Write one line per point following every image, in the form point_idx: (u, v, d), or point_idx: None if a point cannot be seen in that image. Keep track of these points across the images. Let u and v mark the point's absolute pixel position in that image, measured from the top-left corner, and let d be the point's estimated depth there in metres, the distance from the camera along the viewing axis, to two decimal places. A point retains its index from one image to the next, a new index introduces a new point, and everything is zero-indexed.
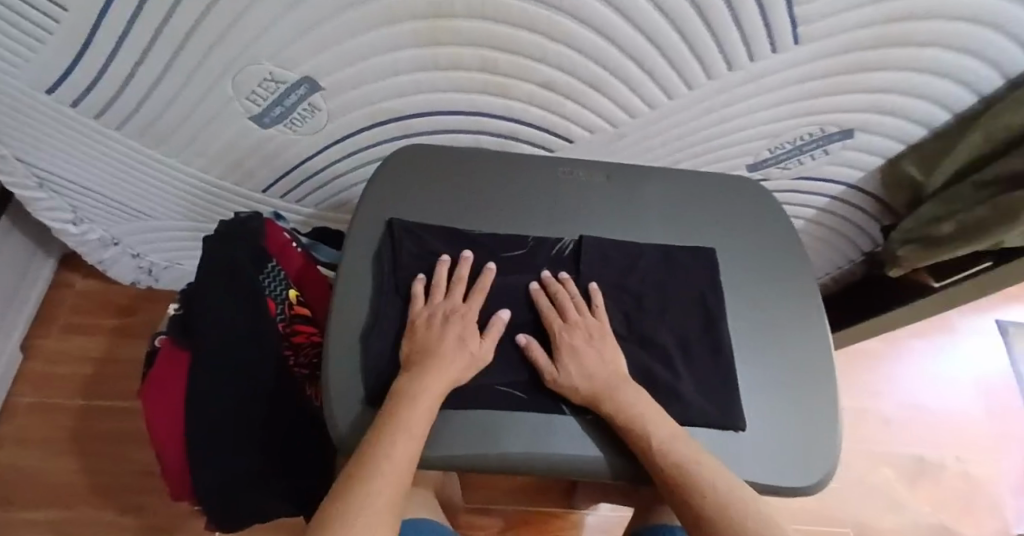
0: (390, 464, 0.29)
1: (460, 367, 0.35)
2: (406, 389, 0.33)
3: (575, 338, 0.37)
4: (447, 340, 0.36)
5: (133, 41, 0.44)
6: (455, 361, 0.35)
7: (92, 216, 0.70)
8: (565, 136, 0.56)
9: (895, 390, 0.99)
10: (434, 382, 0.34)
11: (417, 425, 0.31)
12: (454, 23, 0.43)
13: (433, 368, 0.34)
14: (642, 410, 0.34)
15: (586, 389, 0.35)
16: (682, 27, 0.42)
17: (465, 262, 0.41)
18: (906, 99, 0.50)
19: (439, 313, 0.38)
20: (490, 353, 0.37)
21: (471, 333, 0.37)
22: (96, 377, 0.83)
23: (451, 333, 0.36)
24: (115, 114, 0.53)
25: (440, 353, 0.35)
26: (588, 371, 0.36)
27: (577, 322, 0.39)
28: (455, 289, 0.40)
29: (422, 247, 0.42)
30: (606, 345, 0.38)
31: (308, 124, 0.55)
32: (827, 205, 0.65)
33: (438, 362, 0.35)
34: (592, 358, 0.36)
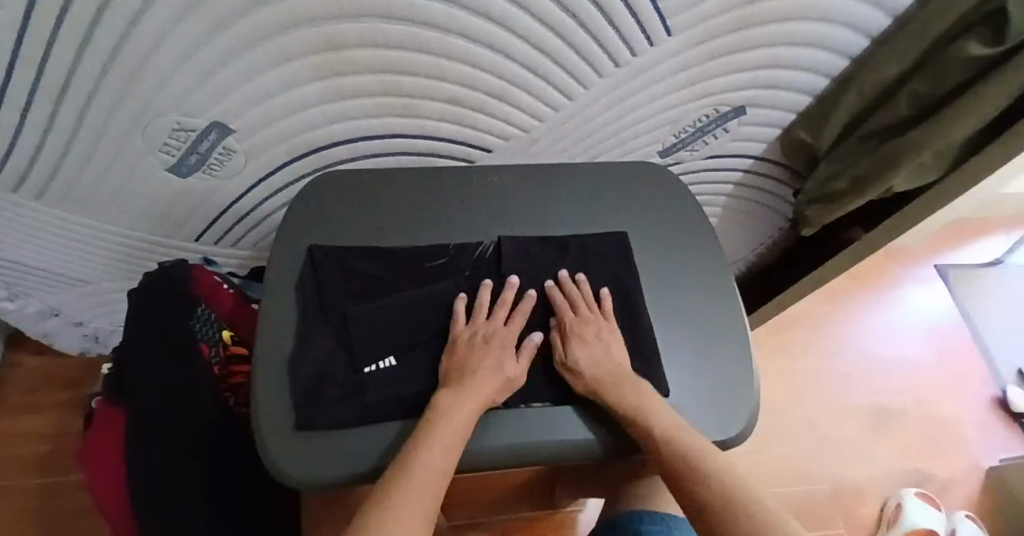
0: (426, 471, 0.30)
1: (494, 388, 0.37)
2: (444, 407, 0.34)
3: (585, 331, 0.40)
4: (488, 361, 0.37)
5: (36, 112, 0.45)
6: (489, 382, 0.36)
7: (26, 290, 0.69)
8: (480, 146, 0.58)
9: (853, 346, 1.03)
10: (467, 404, 0.35)
11: (453, 443, 0.33)
12: (346, 53, 0.45)
13: (471, 387, 0.36)
14: (647, 405, 0.37)
15: (591, 377, 0.38)
16: (561, 32, 0.45)
17: (508, 286, 0.42)
18: (784, 71, 0.53)
19: (482, 333, 0.39)
20: (523, 378, 0.38)
21: (509, 358, 0.39)
22: (54, 454, 0.81)
23: (491, 356, 0.38)
24: (30, 184, 0.53)
25: (479, 374, 0.36)
26: (595, 361, 0.39)
27: (588, 316, 0.41)
28: (499, 312, 0.41)
29: (343, 268, 0.43)
30: (615, 346, 0.41)
31: (227, 167, 0.56)
32: (742, 179, 0.68)
33: (473, 380, 0.36)
34: (601, 350, 0.40)
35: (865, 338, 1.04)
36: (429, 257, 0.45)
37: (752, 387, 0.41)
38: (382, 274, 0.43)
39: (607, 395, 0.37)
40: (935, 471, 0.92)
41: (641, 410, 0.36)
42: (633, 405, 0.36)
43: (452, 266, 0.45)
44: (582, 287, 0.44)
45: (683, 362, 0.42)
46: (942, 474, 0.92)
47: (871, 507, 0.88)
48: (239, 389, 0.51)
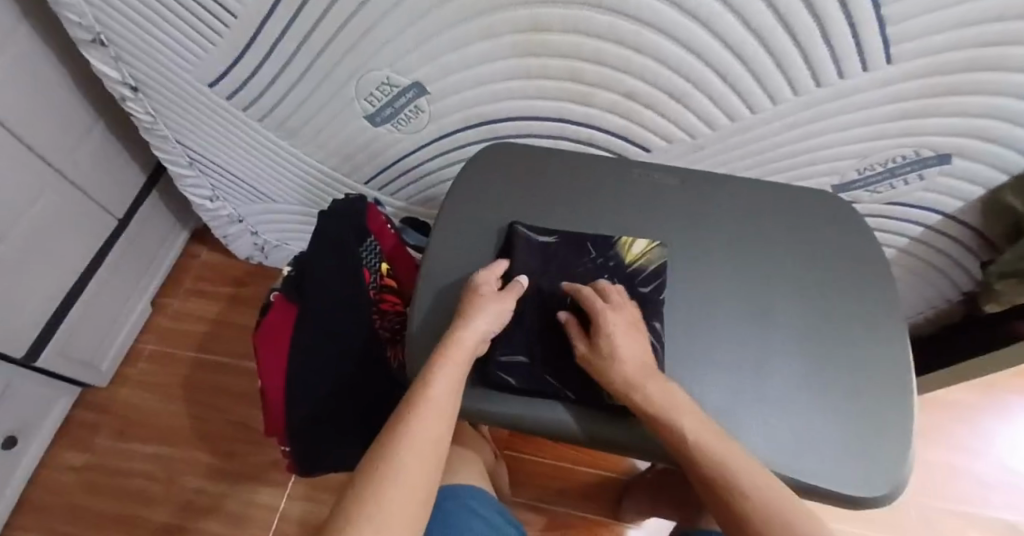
0: (421, 439, 0.31)
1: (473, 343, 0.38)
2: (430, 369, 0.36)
3: (617, 322, 0.39)
4: (630, 347, 0.38)
5: (282, 46, 0.53)
6: (471, 339, 0.38)
7: (225, 195, 0.82)
8: (643, 145, 0.59)
9: (998, 450, 0.88)
10: (456, 357, 0.36)
11: (442, 400, 0.34)
12: (549, 36, 0.48)
13: (454, 346, 0.37)
14: (670, 402, 0.35)
15: (618, 370, 0.37)
16: (768, 44, 0.44)
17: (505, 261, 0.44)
18: (1007, 126, 0.47)
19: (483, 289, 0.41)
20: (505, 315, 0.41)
21: (499, 304, 0.40)
22: (208, 335, 0.95)
23: (480, 311, 0.39)
24: (257, 108, 0.63)
25: (461, 336, 0.38)
26: (622, 358, 0.37)
27: (618, 305, 0.40)
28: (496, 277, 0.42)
29: (539, 255, 0.45)
30: (641, 339, 0.39)
31: (412, 124, 0.62)
32: (921, 234, 0.63)
33: (459, 338, 0.37)
34: (628, 346, 0.38)
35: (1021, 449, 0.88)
36: (621, 257, 0.45)
37: (902, 455, 0.37)
38: (572, 265, 0.45)
39: (631, 390, 0.36)
40: None
41: (665, 407, 0.34)
42: (654, 401, 0.35)
43: (643, 271, 0.44)
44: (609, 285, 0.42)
45: (823, 404, 0.39)
46: None
47: None
48: (388, 316, 0.57)
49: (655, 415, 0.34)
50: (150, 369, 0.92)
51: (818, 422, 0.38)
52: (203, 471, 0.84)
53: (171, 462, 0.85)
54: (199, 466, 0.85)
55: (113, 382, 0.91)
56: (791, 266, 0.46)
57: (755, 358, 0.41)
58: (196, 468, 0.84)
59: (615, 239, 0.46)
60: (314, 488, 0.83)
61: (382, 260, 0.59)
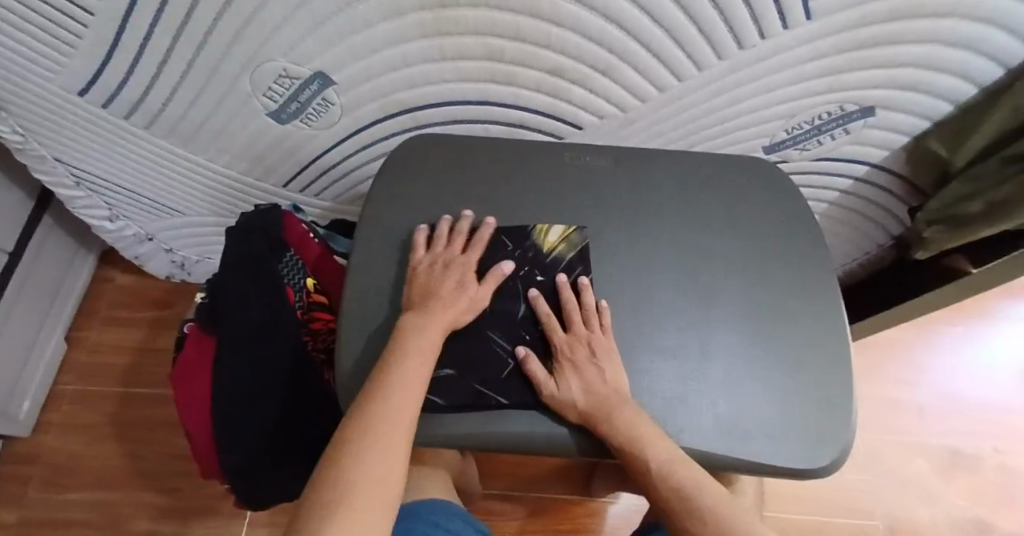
0: (402, 392, 0.32)
1: (458, 310, 0.38)
2: (414, 324, 0.36)
3: (576, 354, 0.38)
4: (592, 376, 0.36)
5: (156, 41, 0.46)
6: (452, 305, 0.38)
7: (126, 213, 0.74)
8: (573, 122, 0.56)
9: (930, 379, 0.94)
10: (438, 320, 0.37)
11: (419, 352, 0.34)
12: (458, 13, 0.43)
13: (435, 309, 0.37)
14: (641, 431, 0.33)
15: (584, 405, 0.36)
16: (688, 8, 0.41)
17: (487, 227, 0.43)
18: (923, 72, 0.48)
19: (439, 263, 0.40)
20: (485, 298, 0.40)
21: (469, 277, 0.40)
22: (135, 365, 0.88)
23: (449, 281, 0.39)
24: (143, 114, 0.56)
25: (444, 297, 0.38)
26: (588, 386, 0.36)
27: (582, 335, 0.38)
28: (456, 241, 0.42)
29: (432, 251, 0.41)
30: (612, 364, 0.37)
31: (323, 118, 0.56)
32: (849, 187, 0.64)
33: (443, 300, 0.38)
34: (594, 374, 0.36)
35: (953, 373, 0.94)
36: (539, 246, 0.43)
37: (848, 420, 0.38)
38: (493, 261, 0.42)
39: (600, 424, 0.35)
40: (1002, 524, 0.84)
41: (636, 438, 0.33)
42: (622, 434, 0.34)
43: (562, 260, 0.43)
44: (585, 294, 0.40)
45: (768, 379, 0.39)
46: (1012, 530, 0.83)
47: None
48: (317, 333, 0.53)
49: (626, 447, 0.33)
50: (78, 410, 0.84)
51: (766, 397, 0.38)
52: (149, 511, 0.79)
53: (110, 506, 0.79)
54: (142, 507, 0.79)
55: (35, 429, 0.83)
56: (727, 239, 0.45)
57: (700, 337, 0.40)
58: (139, 510, 0.79)
59: (530, 227, 0.44)
60: (273, 512, 0.79)
61: (307, 276, 0.54)
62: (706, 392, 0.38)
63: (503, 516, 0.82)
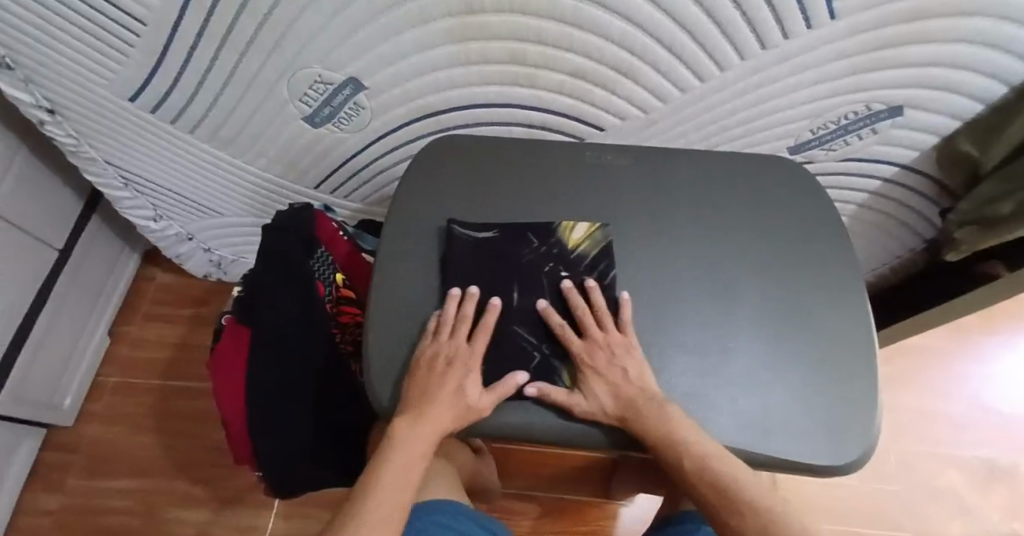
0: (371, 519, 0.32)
1: (454, 413, 0.36)
2: (402, 435, 0.36)
3: (597, 359, 0.38)
4: (617, 379, 0.37)
5: (201, 50, 0.49)
6: (447, 412, 0.36)
7: (169, 214, 0.78)
8: (595, 123, 0.57)
9: (967, 389, 0.91)
10: (425, 430, 0.36)
11: (398, 474, 0.35)
12: (484, 19, 0.45)
13: (427, 416, 0.36)
14: (673, 427, 0.34)
15: (613, 409, 0.37)
16: (710, 10, 0.42)
17: (471, 299, 0.40)
18: (954, 71, 0.47)
19: (443, 356, 0.38)
20: (487, 407, 0.37)
21: (471, 382, 0.37)
22: (172, 359, 0.92)
23: (447, 384, 0.37)
24: (187, 119, 0.59)
25: (438, 402, 0.36)
26: (614, 390, 0.37)
27: (599, 339, 0.39)
28: (461, 327, 0.39)
29: (443, 338, 0.39)
30: (633, 362, 0.38)
31: (353, 122, 0.59)
32: (879, 188, 0.63)
33: (435, 404, 0.37)
34: (619, 377, 0.37)
35: (990, 383, 0.91)
36: (564, 242, 0.44)
37: (871, 421, 0.37)
38: (516, 255, 0.43)
39: (631, 426, 0.36)
40: None
41: (671, 433, 0.34)
42: (653, 434, 0.35)
43: (587, 257, 0.43)
44: (595, 296, 0.41)
45: (791, 376, 0.39)
46: None
47: None
48: (346, 327, 0.55)
49: (660, 443, 0.34)
50: (119, 401, 0.89)
51: (789, 395, 0.38)
52: (183, 500, 0.82)
53: (147, 494, 0.82)
54: (177, 495, 0.82)
55: (80, 418, 0.87)
56: (750, 237, 0.45)
57: (721, 334, 0.40)
58: (173, 499, 0.82)
59: (555, 224, 0.45)
60: (299, 504, 0.81)
61: (336, 271, 0.56)
62: (727, 389, 0.38)
63: (521, 516, 0.82)
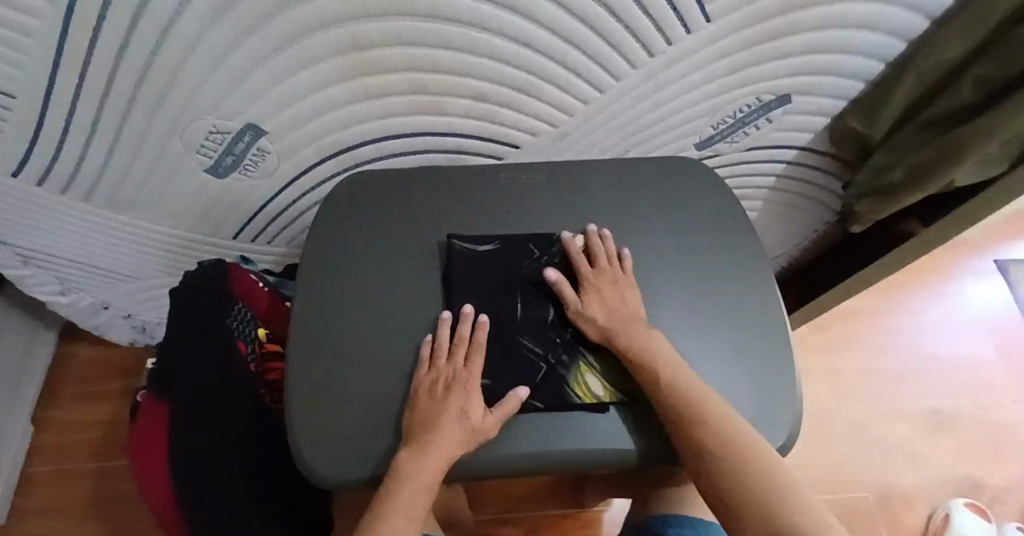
0: None
1: (459, 440, 0.34)
2: (406, 467, 0.33)
3: (598, 281, 0.41)
4: (614, 302, 0.40)
5: (80, 115, 0.46)
6: (454, 436, 0.34)
7: (79, 286, 0.73)
8: (509, 142, 0.57)
9: (900, 344, 0.96)
10: (429, 461, 0.33)
11: (406, 511, 0.32)
12: (375, 53, 0.44)
13: (434, 443, 0.34)
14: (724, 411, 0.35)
15: (607, 326, 0.39)
16: (595, 24, 0.43)
17: (465, 321, 0.40)
18: (831, 56, 0.50)
19: (442, 381, 0.37)
20: (494, 427, 0.35)
21: (474, 403, 0.36)
22: (108, 438, 0.85)
23: (450, 407, 0.35)
24: (80, 185, 0.55)
25: (440, 430, 0.34)
26: (610, 309, 0.40)
27: (602, 270, 0.42)
28: (458, 350, 0.39)
29: (425, 369, 0.38)
30: (630, 293, 0.41)
31: (261, 168, 0.57)
32: (785, 171, 0.65)
33: (437, 432, 0.34)
34: (615, 299, 0.40)
35: (919, 336, 0.97)
36: (564, 252, 0.45)
37: (793, 403, 0.39)
38: (518, 269, 0.44)
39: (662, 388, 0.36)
40: (989, 479, 0.85)
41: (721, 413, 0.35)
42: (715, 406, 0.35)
43: (589, 265, 0.44)
44: (610, 245, 0.44)
45: (717, 370, 0.40)
46: (999, 481, 0.85)
47: (918, 515, 0.82)
48: (274, 384, 0.52)
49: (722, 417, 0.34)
50: (51, 493, 0.81)
51: (715, 388, 0.39)
52: None
53: None
54: None
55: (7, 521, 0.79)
56: (662, 237, 0.46)
57: None
58: None
59: (556, 235, 0.45)
60: None
61: (259, 327, 0.55)
62: None
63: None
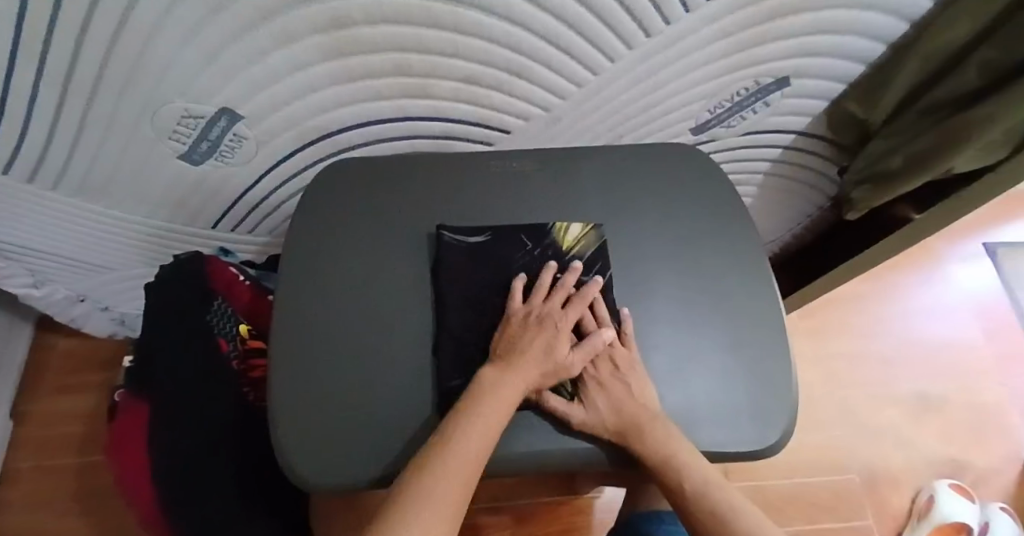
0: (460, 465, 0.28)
1: (541, 373, 0.35)
2: (489, 387, 0.33)
3: (601, 373, 0.37)
4: (619, 393, 0.36)
5: (41, 99, 0.43)
6: (537, 365, 0.35)
7: (52, 278, 0.70)
8: (499, 127, 0.55)
9: (889, 327, 0.97)
10: (515, 385, 0.34)
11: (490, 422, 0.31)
12: (356, 32, 0.42)
13: (522, 369, 0.35)
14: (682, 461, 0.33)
15: (614, 424, 0.35)
16: (588, 2, 0.41)
17: (548, 271, 0.40)
18: (833, 37, 0.49)
19: (535, 316, 0.38)
20: (573, 368, 0.37)
21: (561, 343, 0.37)
22: (90, 432, 0.83)
23: (541, 338, 0.36)
24: (46, 174, 0.52)
25: (529, 360, 0.35)
26: (616, 403, 0.35)
27: (599, 351, 0.38)
28: (557, 294, 0.39)
29: (519, 304, 0.38)
30: (636, 378, 0.37)
31: (239, 154, 0.54)
32: (780, 156, 0.64)
33: (527, 363, 0.35)
34: (621, 391, 0.36)
35: (908, 320, 0.98)
36: (558, 243, 0.43)
37: (791, 397, 0.38)
38: (509, 262, 0.42)
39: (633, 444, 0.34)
40: (974, 460, 0.87)
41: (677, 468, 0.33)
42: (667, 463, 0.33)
43: (583, 256, 0.42)
44: (598, 306, 0.39)
45: (716, 364, 0.39)
46: (983, 462, 0.87)
47: (904, 496, 0.83)
48: (258, 382, 0.51)
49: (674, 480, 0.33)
50: (32, 490, 0.79)
51: (713, 383, 0.38)
52: None
53: None
54: None
55: None
56: (658, 227, 0.45)
57: (642, 332, 0.40)
58: None
59: (549, 225, 0.44)
60: None
61: (241, 322, 0.53)
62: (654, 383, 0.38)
63: (493, 528, 0.80)
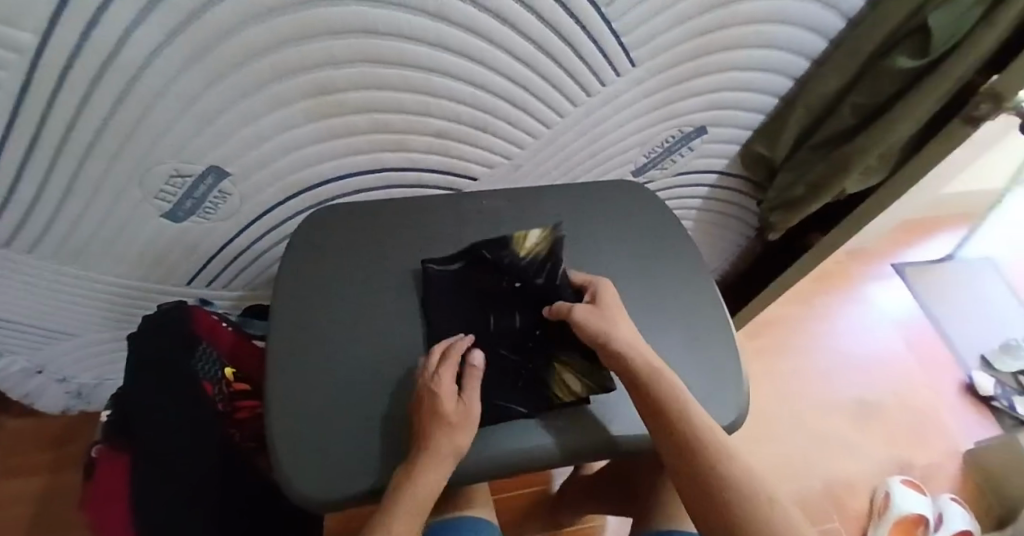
0: None
1: (451, 458, 0.35)
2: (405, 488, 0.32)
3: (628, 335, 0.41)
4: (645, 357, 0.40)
5: (31, 167, 0.45)
6: (450, 453, 0.35)
7: (10, 348, 0.67)
8: (466, 175, 0.61)
9: (825, 344, 1.06)
10: (427, 481, 0.33)
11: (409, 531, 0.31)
12: (341, 95, 0.48)
13: (434, 460, 0.34)
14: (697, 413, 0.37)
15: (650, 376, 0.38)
16: (539, 66, 0.50)
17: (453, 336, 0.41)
18: (737, 93, 0.60)
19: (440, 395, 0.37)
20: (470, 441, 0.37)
21: (464, 420, 0.37)
22: (38, 516, 0.77)
23: (446, 424, 0.36)
24: (22, 239, 0.53)
25: (439, 447, 0.34)
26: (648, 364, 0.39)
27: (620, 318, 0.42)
28: (451, 366, 0.39)
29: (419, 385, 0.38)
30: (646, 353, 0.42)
31: (222, 209, 0.57)
32: (709, 193, 0.74)
33: (433, 453, 0.34)
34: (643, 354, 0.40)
35: (841, 336, 1.08)
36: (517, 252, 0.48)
37: (740, 383, 0.45)
38: (481, 284, 0.47)
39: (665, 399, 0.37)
40: (916, 460, 0.95)
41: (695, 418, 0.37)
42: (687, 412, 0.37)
43: (539, 259, 0.48)
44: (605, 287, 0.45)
45: (673, 361, 0.45)
46: (925, 461, 0.95)
47: (862, 498, 0.89)
48: (244, 425, 0.52)
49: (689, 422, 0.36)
50: None
51: None
52: None
53: None
54: None
55: None
56: (612, 248, 0.51)
57: None
58: None
59: (508, 238, 0.49)
60: None
61: (226, 365, 0.54)
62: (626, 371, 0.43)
63: None
